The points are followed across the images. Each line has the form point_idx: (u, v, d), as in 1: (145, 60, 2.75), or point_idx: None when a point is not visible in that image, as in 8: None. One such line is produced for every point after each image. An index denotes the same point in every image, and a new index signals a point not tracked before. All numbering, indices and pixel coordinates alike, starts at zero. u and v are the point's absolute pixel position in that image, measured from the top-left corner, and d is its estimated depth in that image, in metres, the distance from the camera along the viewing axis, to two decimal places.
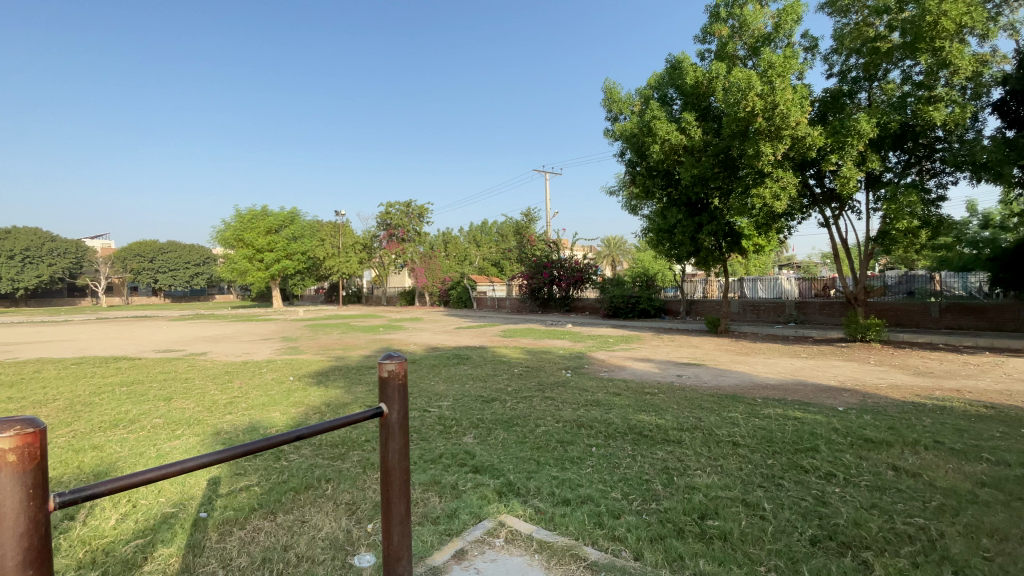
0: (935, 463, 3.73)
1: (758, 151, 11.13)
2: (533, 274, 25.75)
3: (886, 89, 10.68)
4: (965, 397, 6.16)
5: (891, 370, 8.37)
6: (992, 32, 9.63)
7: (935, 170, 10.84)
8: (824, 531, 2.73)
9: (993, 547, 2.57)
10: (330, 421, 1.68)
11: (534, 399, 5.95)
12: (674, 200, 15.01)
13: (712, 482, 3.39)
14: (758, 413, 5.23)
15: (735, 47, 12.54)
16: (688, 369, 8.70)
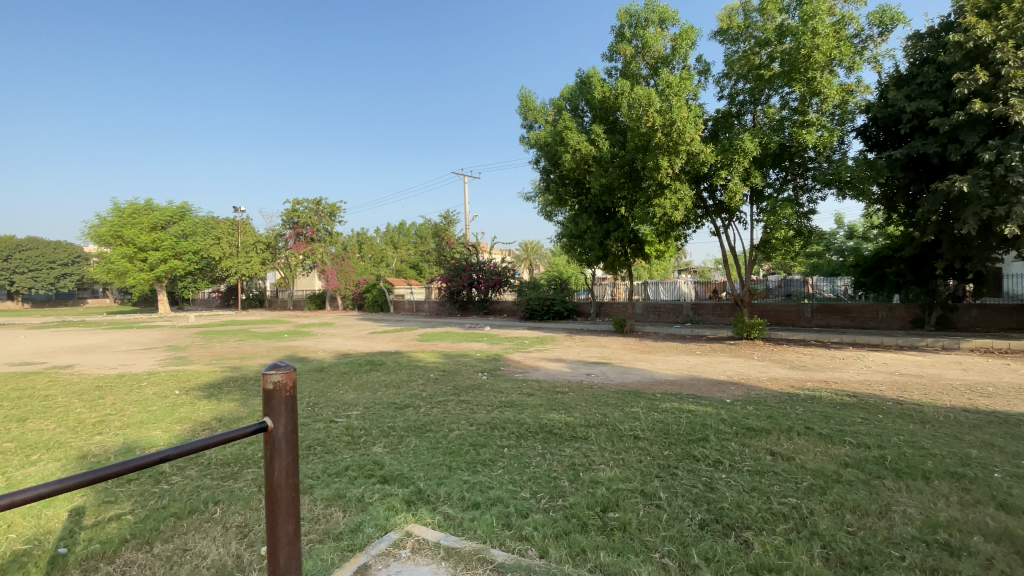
0: (806, 447, 4.22)
1: (657, 164, 12.06)
2: (451, 276, 25.61)
3: (767, 112, 11.92)
4: (828, 387, 7.07)
5: (771, 365, 9.39)
6: (858, 64, 11.09)
7: (807, 186, 12.30)
8: (712, 515, 2.98)
9: (847, 518, 2.95)
10: (209, 438, 1.55)
11: (448, 404, 5.89)
12: (587, 208, 15.81)
13: (615, 475, 3.58)
14: (657, 408, 5.61)
15: (638, 66, 13.43)
16: (597, 368, 9.12)
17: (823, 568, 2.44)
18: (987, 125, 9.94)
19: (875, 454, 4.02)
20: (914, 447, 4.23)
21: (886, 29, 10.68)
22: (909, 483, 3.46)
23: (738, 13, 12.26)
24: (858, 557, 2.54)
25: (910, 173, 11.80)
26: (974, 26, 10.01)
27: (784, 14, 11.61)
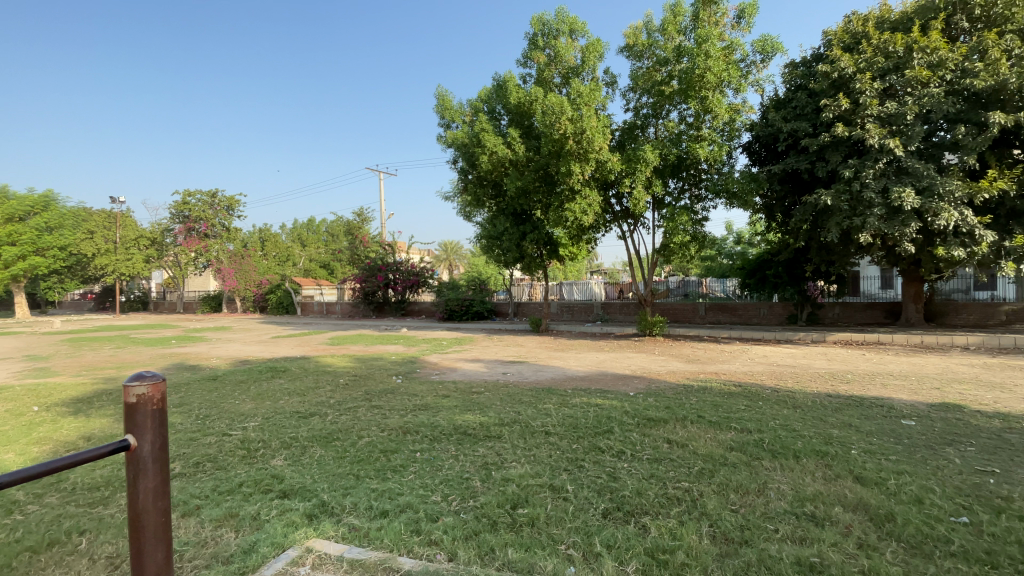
0: (698, 434, 4.61)
1: (570, 171, 12.58)
2: (365, 277, 24.68)
3: (667, 125, 12.84)
4: (719, 378, 7.80)
5: (671, 359, 10.15)
6: (743, 86, 12.29)
7: (701, 196, 13.47)
8: (614, 504, 3.16)
9: (731, 497, 3.27)
10: (69, 457, 1.39)
11: (359, 410, 5.67)
12: (503, 209, 16.11)
13: (525, 471, 3.66)
14: (568, 404, 5.83)
15: (551, 74, 13.88)
16: (513, 368, 9.27)
17: (710, 545, 2.67)
18: (848, 147, 11.45)
19: (755, 437, 4.50)
20: (786, 429, 4.79)
21: (766, 57, 11.98)
22: (782, 462, 3.90)
23: (642, 32, 13.08)
24: (739, 532, 2.81)
25: (787, 186, 13.32)
26: (836, 61, 11.53)
27: (682, 35, 12.58)
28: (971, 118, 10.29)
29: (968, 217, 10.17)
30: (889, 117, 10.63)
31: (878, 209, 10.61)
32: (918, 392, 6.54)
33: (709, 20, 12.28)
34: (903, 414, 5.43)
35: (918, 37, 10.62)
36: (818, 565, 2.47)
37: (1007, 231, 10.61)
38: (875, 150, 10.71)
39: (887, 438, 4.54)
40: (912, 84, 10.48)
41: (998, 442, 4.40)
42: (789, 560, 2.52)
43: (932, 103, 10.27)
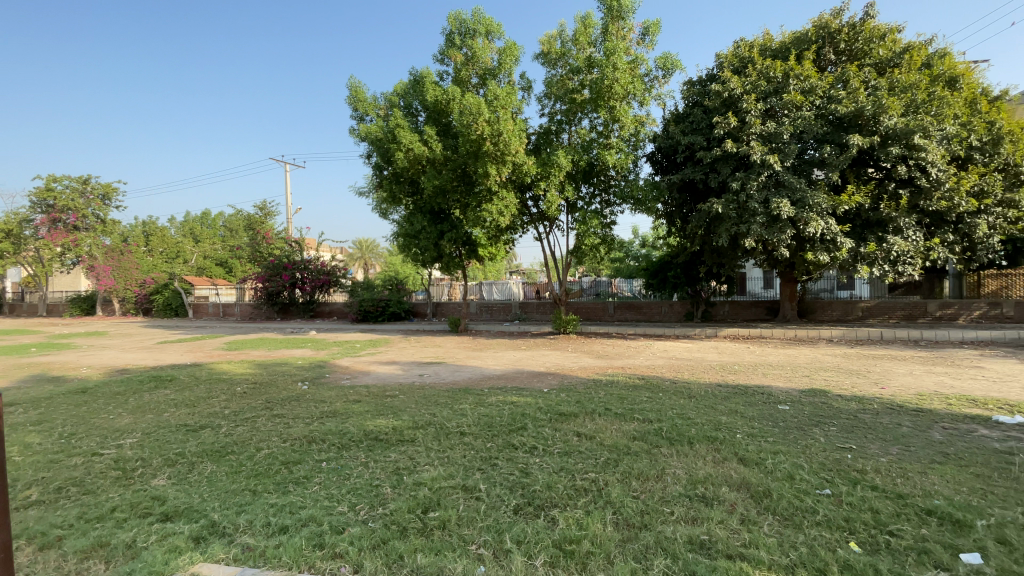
0: (605, 426, 4.86)
1: (487, 171, 12.68)
2: (270, 276, 23.02)
3: (579, 132, 13.37)
4: (625, 372, 8.27)
5: (583, 356, 10.60)
6: (647, 99, 13.15)
7: (610, 201, 14.24)
8: (525, 499, 3.24)
9: (633, 484, 3.48)
10: None
11: (258, 419, 5.27)
12: (420, 208, 15.86)
13: (437, 474, 3.63)
14: (483, 403, 5.86)
15: (468, 74, 13.89)
16: (429, 369, 9.14)
17: (613, 532, 2.82)
18: (736, 160, 12.69)
19: (656, 426, 4.83)
20: (683, 418, 5.21)
21: (667, 73, 12.90)
22: (679, 448, 4.23)
23: (556, 40, 13.51)
24: (639, 517, 3.00)
25: (685, 194, 14.46)
26: (726, 82, 12.72)
27: (592, 47, 13.16)
28: (834, 140, 11.84)
29: (831, 226, 11.71)
30: (770, 135, 11.94)
31: (760, 217, 11.88)
32: (791, 380, 7.43)
33: (618, 35, 12.98)
34: (779, 400, 6.13)
35: (793, 65, 12.03)
36: (706, 542, 2.71)
37: (860, 239, 12.36)
38: (758, 164, 11.97)
39: (766, 422, 5.10)
40: (788, 107, 11.88)
41: (851, 421, 5.12)
42: (682, 539, 2.73)
43: (803, 125, 11.70)
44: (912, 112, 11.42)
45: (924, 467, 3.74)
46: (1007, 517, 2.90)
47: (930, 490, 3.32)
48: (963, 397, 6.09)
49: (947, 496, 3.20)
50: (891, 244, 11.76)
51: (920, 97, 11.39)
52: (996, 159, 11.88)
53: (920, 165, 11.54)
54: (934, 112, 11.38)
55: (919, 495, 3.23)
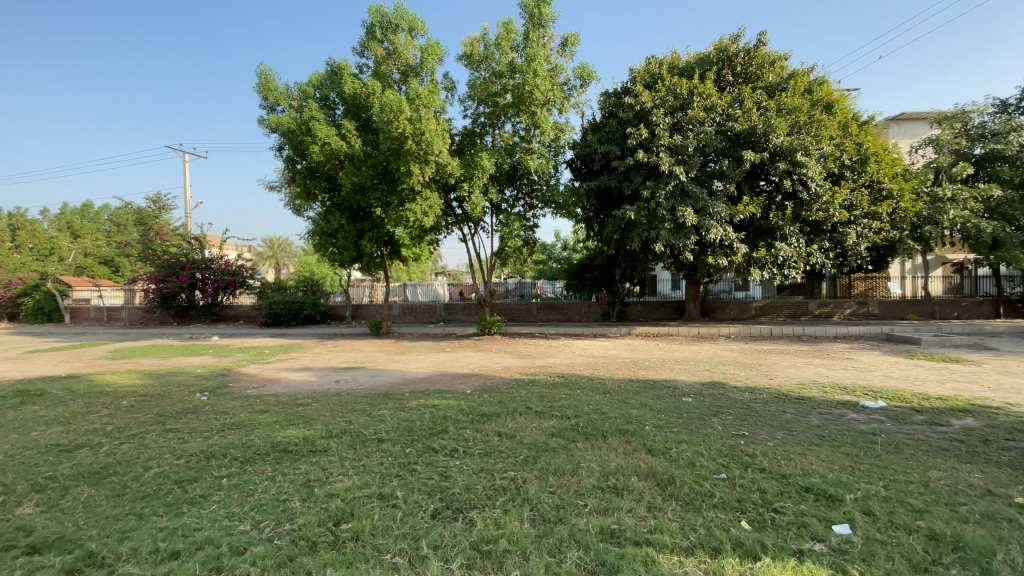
0: (525, 425, 4.95)
1: (409, 170, 12.44)
2: (165, 276, 20.87)
3: (502, 135, 13.51)
4: (546, 371, 8.49)
5: (506, 356, 10.72)
6: (566, 107, 13.61)
7: (532, 205, 14.57)
8: (444, 503, 3.21)
9: (550, 480, 3.58)
10: None
11: (148, 435, 4.75)
12: (339, 206, 15.22)
13: (351, 484, 3.49)
14: (403, 407, 5.73)
15: (389, 69, 13.52)
16: (347, 374, 8.76)
17: (530, 529, 2.88)
18: (647, 170, 13.51)
19: (574, 423, 5.00)
20: (599, 413, 5.44)
21: (585, 83, 13.43)
22: (594, 443, 4.41)
23: (479, 43, 13.57)
24: (555, 512, 3.09)
25: (603, 200, 15.14)
26: (639, 95, 13.50)
27: (514, 52, 13.37)
28: (731, 154, 12.99)
29: (728, 233, 12.84)
30: (677, 148, 12.85)
31: (669, 224, 12.75)
32: (696, 374, 8.03)
33: (538, 42, 13.30)
34: (685, 393, 6.61)
35: (697, 84, 13.05)
36: (616, 532, 2.85)
37: (753, 245, 13.66)
38: (666, 174, 12.84)
39: (673, 414, 5.48)
40: (692, 122, 12.87)
41: (746, 410, 5.65)
42: (594, 531, 2.85)
43: (705, 140, 12.73)
44: (795, 133, 12.83)
45: (803, 449, 4.21)
46: (868, 489, 3.34)
47: (808, 469, 3.74)
48: (835, 385, 6.94)
49: (821, 474, 3.63)
50: (779, 251, 13.12)
51: (802, 120, 12.81)
52: (862, 176, 13.65)
53: (801, 180, 12.99)
54: (813, 133, 12.85)
55: (799, 474, 3.63)
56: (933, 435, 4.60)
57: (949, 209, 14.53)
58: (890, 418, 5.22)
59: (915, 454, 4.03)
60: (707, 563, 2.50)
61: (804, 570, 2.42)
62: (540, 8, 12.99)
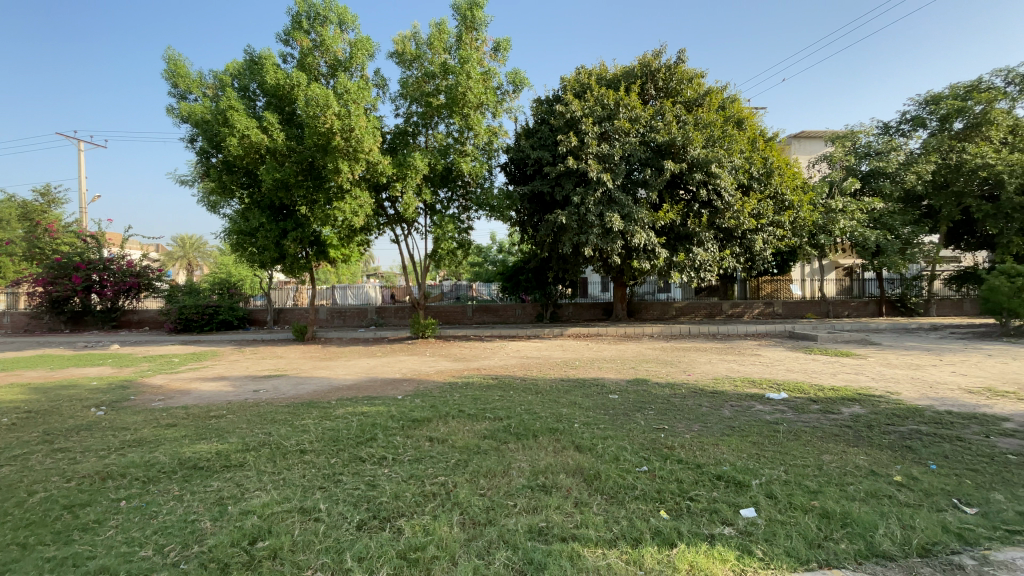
0: (457, 428, 4.93)
1: (337, 168, 11.97)
2: (53, 278, 18.57)
3: (436, 136, 13.37)
4: (480, 374, 8.49)
5: (439, 359, 10.60)
6: (499, 111, 13.75)
7: (466, 207, 14.56)
8: (370, 512, 3.12)
9: (480, 482, 3.58)
10: None
11: (29, 457, 4.21)
12: (260, 203, 14.35)
13: (269, 499, 3.29)
14: (330, 416, 5.50)
15: (315, 62, 12.95)
16: (268, 383, 8.25)
17: (459, 533, 2.87)
18: (576, 176, 13.96)
19: (505, 424, 5.05)
20: (530, 413, 5.53)
21: (518, 88, 13.64)
22: (525, 443, 4.48)
23: (410, 41, 13.37)
24: (484, 514, 3.10)
25: (535, 205, 15.42)
26: (569, 104, 13.92)
27: (446, 53, 13.31)
28: (654, 164, 13.74)
29: (651, 238, 13.56)
30: (604, 156, 13.38)
31: (597, 229, 13.23)
32: (623, 372, 8.40)
33: (471, 45, 13.32)
34: (612, 391, 6.89)
35: (622, 96, 13.69)
36: (544, 529, 2.92)
37: (673, 250, 14.52)
38: (595, 181, 13.33)
39: (600, 411, 5.69)
40: (618, 132, 13.47)
41: (667, 404, 5.99)
42: (523, 530, 2.89)
43: (629, 149, 13.38)
44: (710, 146, 13.81)
45: (717, 439, 4.53)
46: (771, 474, 3.66)
47: (720, 458, 4.04)
48: (745, 378, 7.55)
49: (731, 462, 3.93)
50: (696, 255, 14.05)
51: (716, 134, 13.82)
52: (768, 188, 14.94)
53: (715, 190, 14.00)
54: (725, 146, 13.92)
55: (712, 463, 3.91)
56: (825, 422, 5.14)
57: (839, 219, 16.35)
58: (790, 408, 5.76)
59: (810, 440, 4.48)
60: (628, 553, 2.62)
61: (714, 552, 2.61)
62: (473, 10, 13.01)
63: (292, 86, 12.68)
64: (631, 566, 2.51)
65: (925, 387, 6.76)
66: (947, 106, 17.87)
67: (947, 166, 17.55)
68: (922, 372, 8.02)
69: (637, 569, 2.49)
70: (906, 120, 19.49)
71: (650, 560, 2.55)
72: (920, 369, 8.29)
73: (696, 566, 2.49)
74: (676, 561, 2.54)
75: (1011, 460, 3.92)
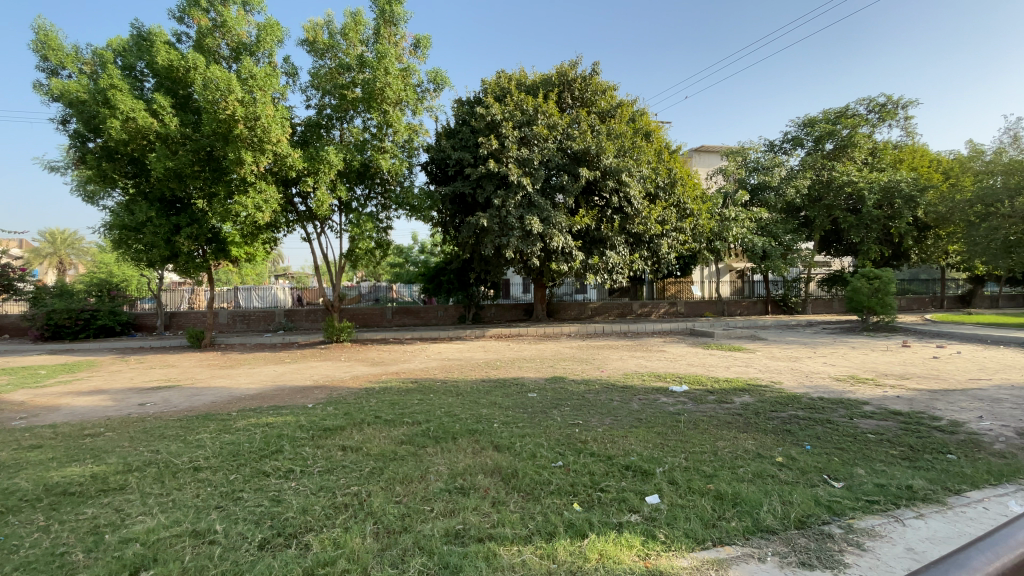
0: (373, 435, 4.76)
1: (240, 158, 11.06)
2: None
3: (351, 130, 12.82)
4: (398, 377, 8.27)
5: (355, 364, 10.18)
6: (419, 109, 13.52)
7: (385, 206, 14.14)
8: (274, 530, 2.92)
9: (395, 490, 3.49)
10: None
11: None
12: (149, 195, 12.92)
13: (154, 525, 2.97)
14: (229, 429, 5.06)
15: (216, 43, 11.90)
16: (156, 395, 7.41)
17: (372, 543, 2.76)
18: (497, 179, 14.10)
19: (423, 427, 4.97)
20: (449, 415, 5.49)
21: (438, 87, 13.50)
22: (443, 446, 4.44)
23: (323, 30, 12.74)
24: (400, 522, 3.02)
25: (456, 206, 15.37)
26: (489, 107, 14.03)
27: (363, 46, 12.85)
28: (570, 170, 14.24)
29: (568, 241, 14.03)
30: (524, 160, 13.64)
31: (518, 231, 13.44)
32: (541, 371, 8.61)
33: (390, 40, 12.99)
34: (530, 389, 7.04)
35: (541, 103, 14.08)
36: (461, 531, 2.90)
37: (589, 252, 15.15)
38: (515, 184, 13.54)
39: (518, 410, 5.78)
40: (537, 138, 13.81)
41: (582, 401, 6.23)
42: (438, 534, 2.85)
43: (547, 155, 13.78)
44: (621, 155, 14.61)
45: (627, 432, 4.79)
46: (673, 462, 3.93)
47: (629, 449, 4.27)
48: (653, 374, 8.05)
49: (638, 452, 4.17)
50: (609, 258, 14.77)
51: (627, 144, 14.65)
52: (673, 197, 16.07)
53: (626, 197, 14.81)
54: (635, 156, 14.81)
55: (621, 455, 4.13)
56: (721, 411, 5.63)
57: (732, 227, 18.04)
58: (691, 399, 6.24)
59: (708, 428, 4.88)
60: (542, 548, 2.69)
61: (622, 540, 2.75)
62: (391, 4, 12.66)
63: (188, 68, 11.55)
64: (545, 561, 2.57)
65: (803, 377, 7.65)
66: (820, 128, 20.39)
67: (819, 182, 20.02)
68: (800, 363, 9.07)
69: (550, 563, 2.56)
70: (789, 139, 21.99)
71: (563, 552, 2.63)
72: (798, 361, 9.37)
73: (605, 554, 2.60)
74: (587, 551, 2.64)
75: (868, 438, 4.55)
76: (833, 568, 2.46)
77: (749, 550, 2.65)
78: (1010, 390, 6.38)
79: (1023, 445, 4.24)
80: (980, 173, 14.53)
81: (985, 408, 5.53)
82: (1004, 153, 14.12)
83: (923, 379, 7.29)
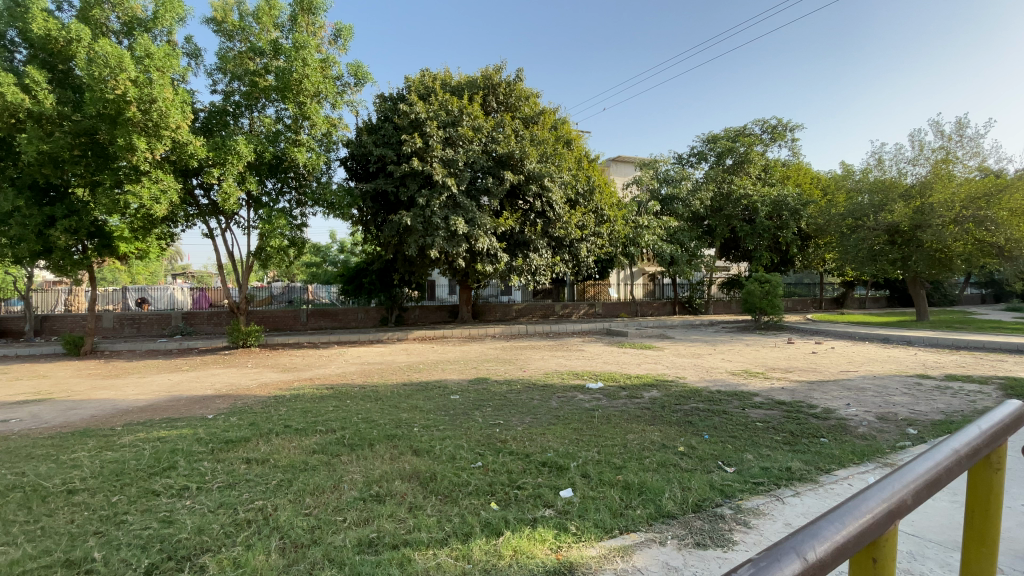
0: (283, 445, 4.49)
1: (130, 143, 9.93)
2: None
3: (263, 120, 12.01)
4: (312, 383, 7.91)
5: (264, 370, 9.53)
6: (339, 103, 12.95)
7: (300, 202, 13.41)
8: (164, 554, 2.67)
9: (306, 502, 3.32)
10: None
11: None
12: (16, 181, 11.24)
13: (19, 556, 2.64)
14: (113, 445, 4.54)
15: (104, 15, 10.66)
16: (22, 410, 6.45)
17: (277, 559, 2.62)
18: (422, 178, 13.88)
19: (338, 435, 4.78)
20: (367, 422, 5.31)
21: (359, 82, 13.06)
22: (359, 453, 4.29)
23: (233, 10, 11.87)
24: (309, 535, 2.88)
25: (378, 203, 14.95)
26: (413, 105, 13.85)
27: (277, 31, 12.15)
28: (495, 173, 14.37)
29: (493, 243, 14.14)
30: (449, 160, 13.61)
31: (442, 232, 13.28)
32: (464, 373, 8.57)
33: (307, 29, 12.39)
34: (452, 391, 7.03)
35: (465, 105, 14.15)
36: (375, 540, 2.83)
37: (513, 254, 15.40)
38: (440, 185, 13.41)
39: (439, 413, 5.74)
40: (462, 139, 13.85)
41: (503, 401, 6.30)
42: (351, 544, 2.76)
43: (472, 157, 13.82)
44: (544, 161, 15.01)
45: (544, 429, 4.93)
46: (586, 456, 4.12)
47: (545, 446, 4.40)
48: (571, 372, 8.34)
49: (554, 448, 4.31)
50: (532, 261, 15.13)
51: (549, 151, 15.06)
52: (591, 204, 16.67)
53: (548, 202, 15.28)
54: (557, 163, 15.27)
55: (538, 451, 4.24)
56: (632, 405, 5.98)
57: (645, 234, 19.04)
58: (606, 395, 6.55)
59: (618, 422, 5.16)
60: (458, 549, 2.69)
61: (536, 535, 2.83)
62: None
63: (69, 40, 10.26)
64: (460, 561, 2.59)
65: (704, 372, 8.31)
66: (722, 145, 22.39)
67: (720, 194, 21.92)
68: (703, 360, 9.83)
69: (466, 563, 2.57)
70: (694, 153, 23.87)
71: (478, 552, 2.66)
72: (702, 357, 10.19)
73: (519, 550, 2.67)
74: (502, 548, 2.69)
75: (757, 426, 5.06)
76: (723, 546, 2.70)
77: (651, 536, 2.85)
78: (870, 380, 7.39)
79: (879, 428, 4.94)
80: (851, 190, 16.64)
81: (852, 396, 6.36)
82: (870, 173, 16.28)
83: (804, 372, 8.20)
